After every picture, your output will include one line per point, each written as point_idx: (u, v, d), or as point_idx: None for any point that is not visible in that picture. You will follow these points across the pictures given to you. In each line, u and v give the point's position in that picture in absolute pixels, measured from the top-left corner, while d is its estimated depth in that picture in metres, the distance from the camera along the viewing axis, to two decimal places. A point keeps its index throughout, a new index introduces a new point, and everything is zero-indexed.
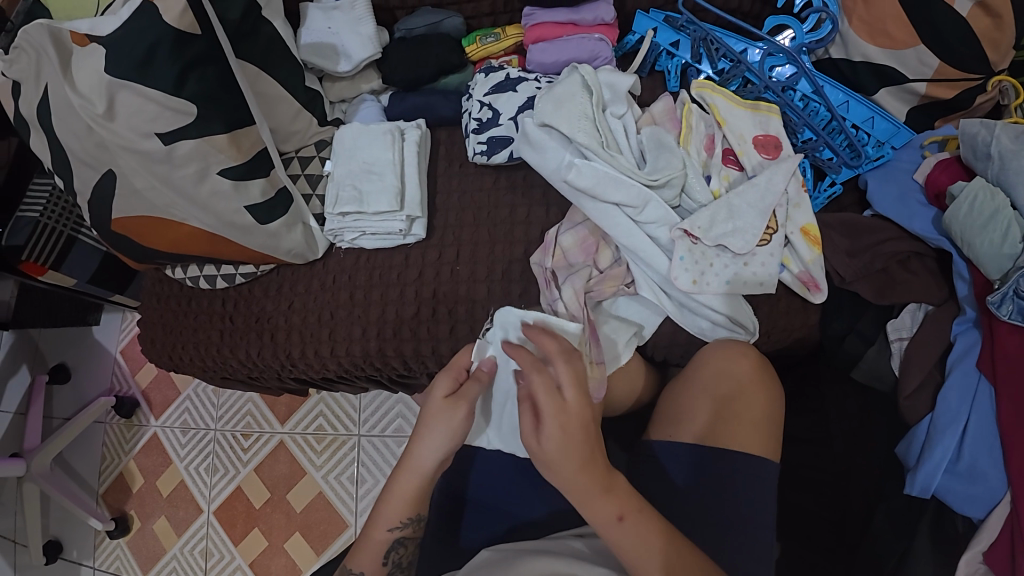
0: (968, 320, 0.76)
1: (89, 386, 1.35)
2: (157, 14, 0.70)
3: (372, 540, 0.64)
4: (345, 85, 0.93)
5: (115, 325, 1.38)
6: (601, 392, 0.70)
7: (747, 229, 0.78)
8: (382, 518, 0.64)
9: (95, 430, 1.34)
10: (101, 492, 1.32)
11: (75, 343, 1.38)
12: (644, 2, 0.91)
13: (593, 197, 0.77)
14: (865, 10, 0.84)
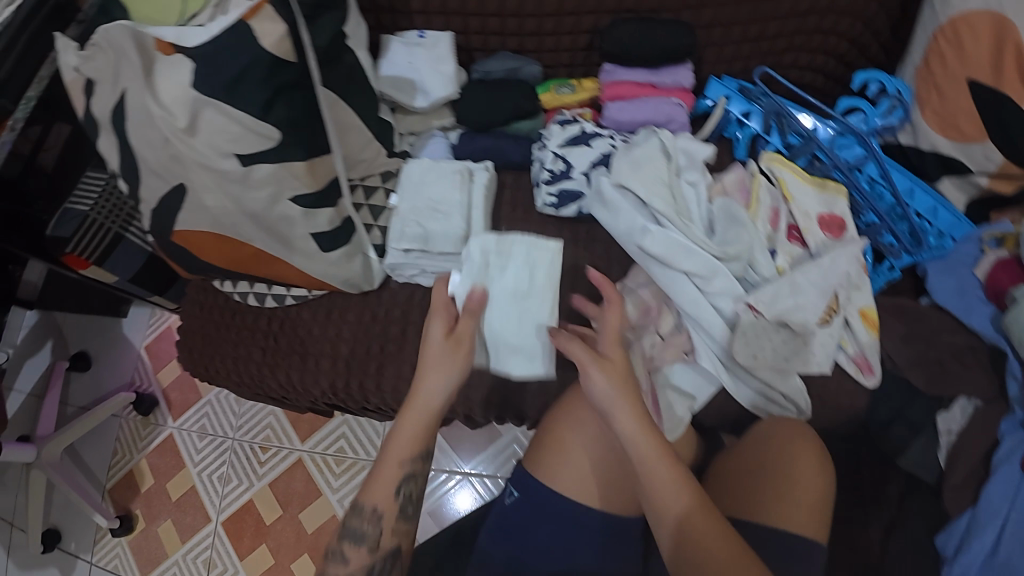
0: (1017, 421, 0.77)
1: (109, 378, 1.33)
2: (254, 38, 0.70)
3: (384, 474, 0.68)
4: (417, 119, 0.94)
5: (142, 319, 1.36)
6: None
7: (808, 308, 0.80)
8: (393, 451, 0.68)
9: (110, 424, 1.32)
10: (107, 487, 1.29)
11: (99, 333, 1.36)
12: (720, 69, 0.93)
13: (664, 264, 0.77)
14: (939, 103, 0.84)
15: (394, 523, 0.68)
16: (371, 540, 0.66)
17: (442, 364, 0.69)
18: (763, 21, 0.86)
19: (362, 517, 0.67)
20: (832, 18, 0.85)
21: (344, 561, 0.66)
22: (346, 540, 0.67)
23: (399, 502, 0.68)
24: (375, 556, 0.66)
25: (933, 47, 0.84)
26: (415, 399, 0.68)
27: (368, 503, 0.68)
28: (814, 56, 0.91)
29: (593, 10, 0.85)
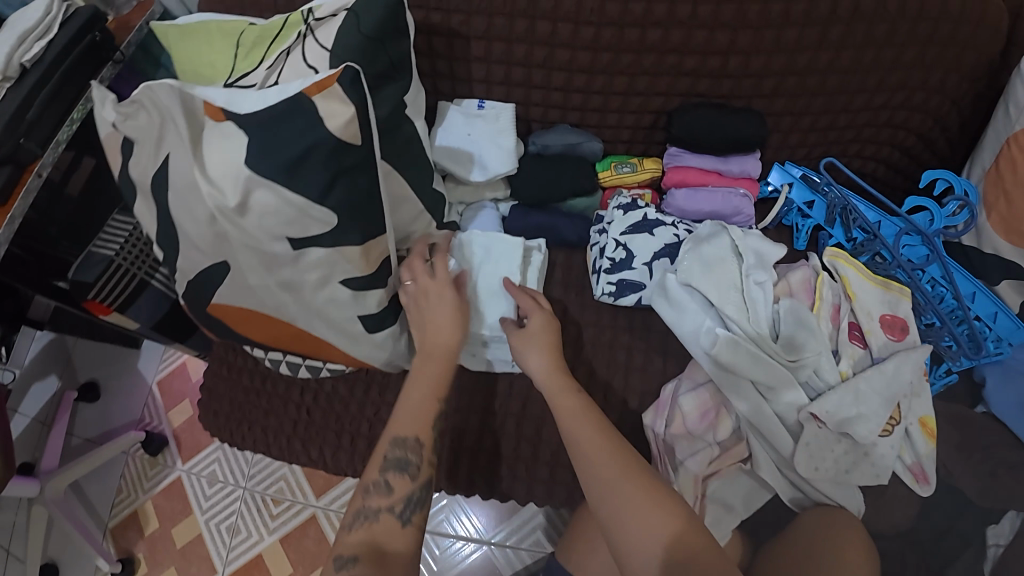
0: None
1: (118, 412, 1.21)
2: (319, 119, 0.66)
3: (416, 403, 0.73)
4: (469, 190, 0.89)
5: (155, 354, 1.25)
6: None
7: (872, 420, 0.76)
8: (424, 378, 0.74)
9: (115, 461, 1.19)
10: (110, 526, 1.16)
11: (109, 363, 1.24)
12: (783, 154, 0.90)
13: (728, 369, 0.75)
14: (1006, 207, 0.82)
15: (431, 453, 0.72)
16: (414, 468, 0.69)
17: (448, 309, 0.75)
18: (835, 112, 0.84)
19: (404, 447, 0.70)
20: (904, 112, 0.84)
21: (388, 493, 0.68)
22: (390, 470, 0.69)
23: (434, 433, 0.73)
24: (415, 483, 0.69)
25: (1004, 151, 0.81)
26: (431, 343, 0.75)
27: (408, 435, 0.71)
28: (880, 148, 0.89)
29: (664, 91, 0.82)
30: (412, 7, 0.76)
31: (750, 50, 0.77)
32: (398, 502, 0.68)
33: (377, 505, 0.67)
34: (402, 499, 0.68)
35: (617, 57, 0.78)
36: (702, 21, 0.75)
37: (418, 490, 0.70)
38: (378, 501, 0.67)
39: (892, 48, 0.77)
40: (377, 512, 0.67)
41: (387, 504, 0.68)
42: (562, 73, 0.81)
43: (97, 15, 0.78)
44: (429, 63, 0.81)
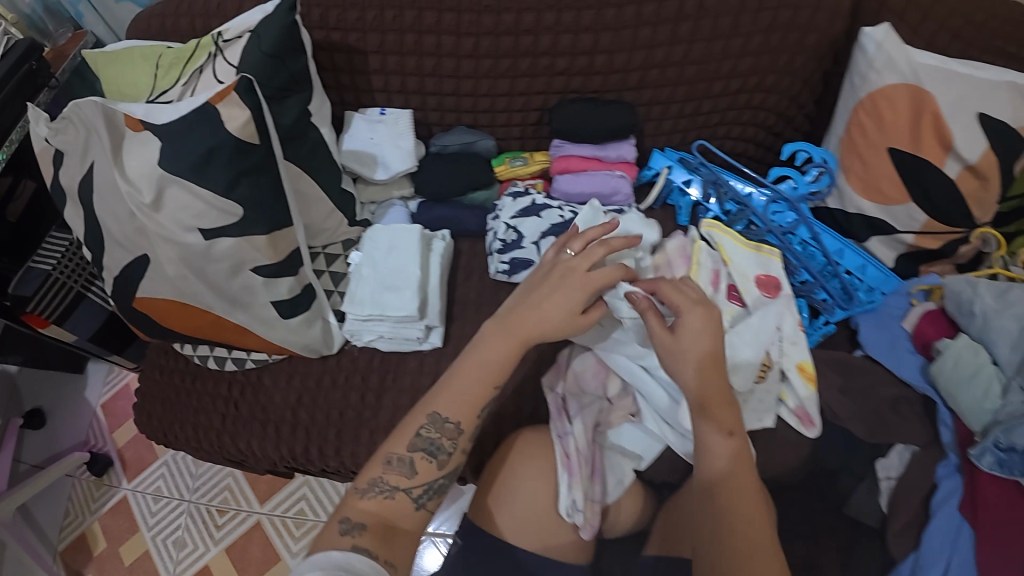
0: (952, 465, 0.81)
1: (63, 436, 1.25)
2: (221, 122, 0.75)
3: (472, 391, 0.68)
4: (378, 189, 0.99)
5: (99, 377, 1.31)
6: (592, 533, 0.75)
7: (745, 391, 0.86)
8: (492, 373, 0.69)
9: (61, 484, 1.24)
10: (59, 550, 1.20)
11: (56, 389, 1.28)
12: (662, 141, 1.00)
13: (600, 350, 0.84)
14: (862, 169, 0.92)
15: (465, 441, 0.69)
16: (444, 455, 0.67)
17: (569, 304, 0.69)
18: (699, 99, 0.95)
19: (440, 430, 0.68)
20: (761, 94, 0.94)
21: (410, 474, 0.66)
22: (418, 450, 0.67)
23: (477, 423, 0.69)
24: (442, 472, 0.67)
25: (853, 118, 0.92)
26: (530, 327, 0.69)
27: (449, 418, 0.68)
28: (745, 128, 0.99)
29: (543, 90, 0.93)
30: (314, 28, 0.86)
31: (611, 49, 0.89)
32: (418, 486, 0.66)
33: (396, 483, 0.65)
34: (423, 484, 0.66)
35: (497, 62, 0.90)
36: (567, 26, 0.86)
37: (443, 478, 0.68)
38: (397, 479, 0.65)
39: (738, 38, 0.88)
40: (394, 490, 0.65)
41: (405, 485, 0.66)
42: (452, 79, 0.91)
43: (35, 47, 0.90)
44: (334, 77, 0.91)
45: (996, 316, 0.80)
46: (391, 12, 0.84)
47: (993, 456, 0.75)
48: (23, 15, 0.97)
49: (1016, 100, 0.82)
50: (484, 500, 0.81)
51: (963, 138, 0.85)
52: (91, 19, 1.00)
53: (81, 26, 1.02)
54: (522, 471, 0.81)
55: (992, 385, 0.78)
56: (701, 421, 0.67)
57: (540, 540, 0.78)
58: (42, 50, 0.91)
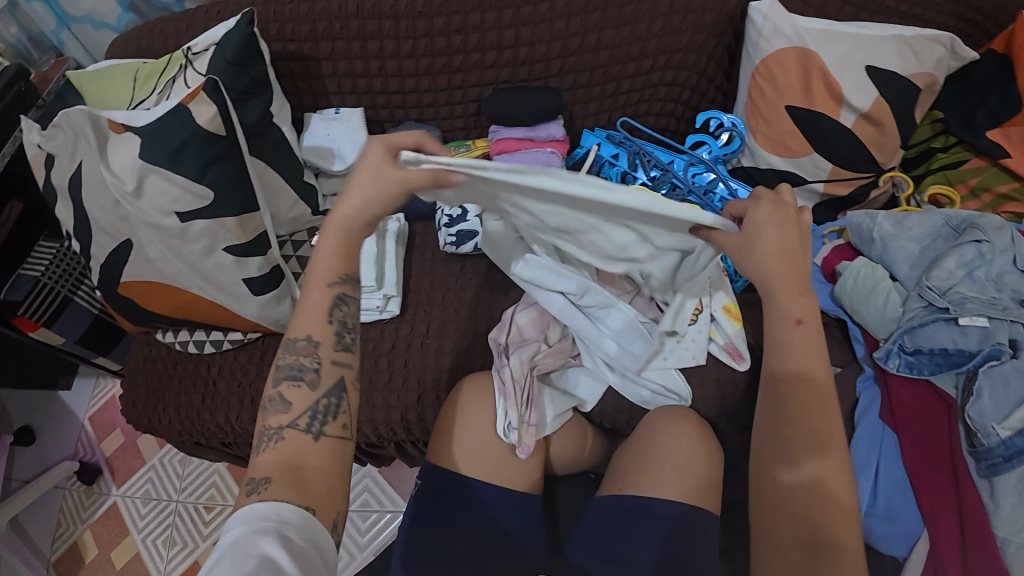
0: (869, 377, 0.89)
1: (52, 450, 1.33)
2: (191, 117, 0.85)
3: (312, 299, 0.63)
4: (336, 181, 1.10)
5: (87, 390, 1.40)
6: (528, 451, 0.81)
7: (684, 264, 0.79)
8: (320, 272, 0.63)
9: (52, 496, 1.31)
10: (53, 561, 1.26)
11: (44, 407, 1.38)
12: (590, 122, 1.13)
13: (539, 286, 0.89)
14: (766, 128, 1.03)
15: (333, 353, 0.62)
16: (311, 374, 0.60)
17: (375, 163, 0.62)
18: (616, 81, 1.06)
19: (296, 352, 0.61)
20: (671, 72, 1.05)
21: (285, 409, 0.59)
22: (283, 380, 0.60)
23: (333, 330, 0.63)
24: (318, 393, 0.60)
25: (752, 84, 1.02)
26: (335, 217, 0.63)
27: (300, 337, 0.62)
28: (664, 104, 1.10)
29: (477, 83, 1.05)
30: (272, 41, 0.98)
31: (532, 40, 0.99)
32: (302, 415, 0.59)
33: (277, 424, 0.59)
34: (306, 410, 0.59)
35: (434, 61, 1.01)
36: (491, 24, 0.97)
37: (326, 398, 0.60)
38: (277, 419, 0.59)
39: (643, 22, 0.98)
40: (278, 431, 0.58)
41: (288, 421, 0.58)
42: (396, 78, 1.04)
43: (23, 71, 1.05)
44: (293, 84, 1.04)
45: (893, 238, 0.89)
46: (338, 22, 0.96)
47: (900, 358, 0.83)
48: (10, 45, 1.12)
49: (903, 51, 0.95)
50: (439, 440, 0.83)
51: (854, 90, 0.96)
52: (72, 46, 1.17)
53: (62, 53, 1.18)
54: (473, 410, 0.84)
55: (891, 295, 0.85)
56: (772, 305, 0.67)
57: (489, 471, 0.80)
58: (28, 74, 1.06)
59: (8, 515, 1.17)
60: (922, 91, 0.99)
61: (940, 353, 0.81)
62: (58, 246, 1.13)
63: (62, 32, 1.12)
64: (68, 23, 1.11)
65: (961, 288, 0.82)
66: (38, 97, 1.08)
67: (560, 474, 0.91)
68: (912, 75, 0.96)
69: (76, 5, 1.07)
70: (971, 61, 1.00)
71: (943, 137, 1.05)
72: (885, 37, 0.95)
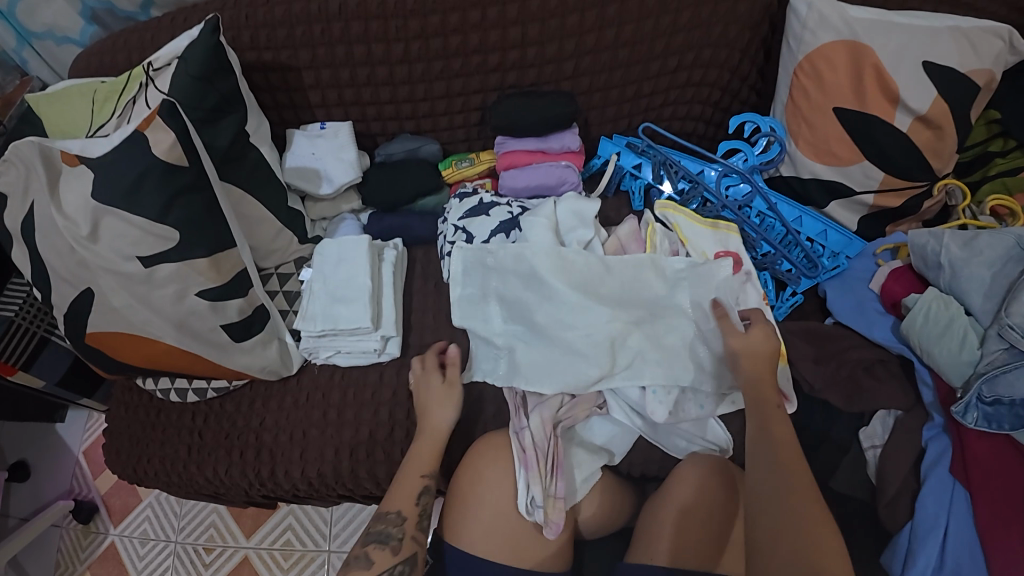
0: (937, 426, 0.78)
1: (47, 486, 1.24)
2: (147, 147, 0.73)
3: (405, 482, 0.73)
4: (326, 205, 0.99)
5: (79, 425, 1.30)
6: (556, 531, 0.72)
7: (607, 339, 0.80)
8: (414, 465, 0.74)
9: (49, 535, 1.23)
10: None
11: (35, 442, 1.25)
12: (608, 129, 1.00)
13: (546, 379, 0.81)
14: (810, 133, 0.90)
15: (415, 528, 0.71)
16: (396, 541, 0.69)
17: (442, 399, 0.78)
18: (637, 82, 0.93)
19: (384, 521, 0.71)
20: (700, 70, 0.91)
21: (368, 566, 0.67)
22: (371, 543, 0.69)
23: (418, 510, 0.72)
24: (397, 558, 0.68)
25: (794, 83, 0.89)
26: (428, 426, 0.77)
27: (390, 509, 0.71)
28: (691, 107, 0.97)
29: (479, 89, 0.93)
30: (246, 50, 0.86)
31: (541, 40, 0.86)
32: (378, 574, 0.67)
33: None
34: (384, 572, 0.67)
35: (429, 66, 0.89)
36: (494, 22, 0.84)
37: (402, 564, 0.68)
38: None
39: (668, 15, 0.85)
40: None
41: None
42: (386, 87, 0.91)
43: None
44: (272, 97, 0.92)
45: (963, 265, 0.77)
46: (317, 27, 0.84)
47: (979, 411, 0.71)
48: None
49: (960, 45, 0.82)
50: (458, 512, 0.75)
51: (909, 89, 0.84)
52: (36, 65, 1.01)
53: (26, 72, 1.03)
54: (491, 478, 0.76)
55: (967, 335, 0.74)
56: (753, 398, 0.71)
57: (510, 550, 0.73)
58: None
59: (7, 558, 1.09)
60: (980, 90, 0.84)
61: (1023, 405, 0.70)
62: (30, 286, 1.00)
63: (22, 49, 0.97)
64: (29, 40, 0.96)
65: None
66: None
67: (588, 537, 0.82)
68: (970, 73, 0.83)
69: (35, 18, 0.92)
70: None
71: (1000, 140, 0.92)
72: (941, 28, 0.82)
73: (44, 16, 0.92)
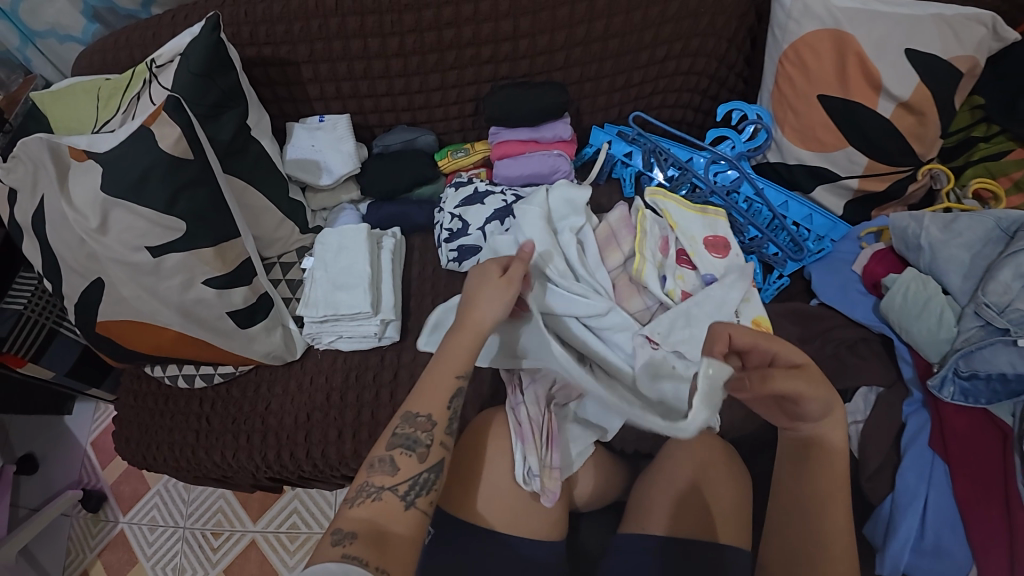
0: (917, 401, 0.81)
1: (58, 475, 1.29)
2: (154, 141, 0.77)
3: (439, 384, 0.68)
4: (326, 195, 1.02)
5: (87, 415, 1.34)
6: (553, 498, 0.76)
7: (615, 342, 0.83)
8: (450, 362, 0.68)
9: (60, 524, 1.27)
10: None
11: (45, 432, 1.32)
12: (599, 118, 1.02)
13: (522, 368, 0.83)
14: (796, 120, 0.92)
15: (444, 433, 0.67)
16: (423, 448, 0.65)
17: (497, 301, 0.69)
18: (627, 71, 0.95)
19: (414, 425, 0.66)
20: (688, 59, 0.94)
21: (392, 472, 0.64)
22: (397, 447, 0.65)
23: (449, 414, 0.68)
24: (424, 465, 0.65)
25: (780, 72, 0.92)
26: (471, 319, 0.69)
27: (421, 413, 0.67)
28: (680, 95, 0.99)
29: (473, 81, 0.95)
30: (245, 47, 0.88)
31: (532, 31, 0.89)
32: (403, 482, 0.63)
33: (381, 484, 0.63)
34: (408, 479, 0.64)
35: (425, 58, 0.91)
36: (486, 14, 0.86)
37: (428, 471, 0.65)
38: (382, 479, 0.63)
39: (656, 6, 0.87)
40: (380, 491, 0.62)
41: (391, 482, 0.63)
42: (383, 80, 0.94)
43: None
44: (271, 91, 0.94)
45: (942, 246, 0.80)
46: (315, 22, 0.86)
47: (955, 385, 0.75)
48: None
49: (944, 32, 0.84)
50: (456, 487, 0.79)
51: (892, 76, 0.85)
52: (40, 64, 1.04)
53: (30, 70, 1.07)
54: (486, 454, 0.80)
55: (944, 314, 0.76)
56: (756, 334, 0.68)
57: (511, 522, 0.77)
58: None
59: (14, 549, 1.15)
60: (964, 77, 0.86)
61: (998, 379, 0.73)
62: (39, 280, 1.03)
63: (26, 48, 1.01)
64: (32, 38, 1.00)
65: (1022, 304, 0.72)
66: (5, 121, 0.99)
67: (583, 511, 0.86)
68: (954, 59, 0.84)
69: (38, 17, 0.95)
70: (1012, 41, 0.88)
71: (983, 125, 0.92)
72: (923, 16, 0.83)
73: (47, 15, 0.95)
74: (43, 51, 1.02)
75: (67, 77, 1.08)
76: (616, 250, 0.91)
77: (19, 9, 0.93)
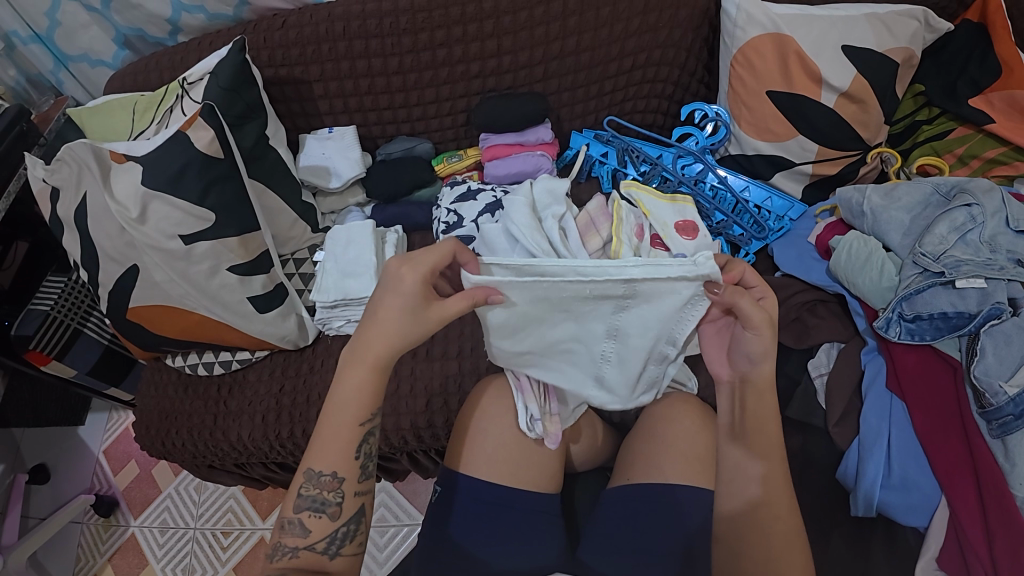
0: (873, 349, 0.89)
1: (67, 487, 1.32)
2: (190, 142, 0.88)
3: (339, 437, 0.63)
4: (335, 199, 1.15)
5: (100, 425, 1.40)
6: (557, 440, 0.82)
7: (656, 312, 0.71)
8: (348, 412, 0.63)
9: (70, 532, 1.30)
10: None
11: (56, 444, 1.33)
12: (577, 124, 1.15)
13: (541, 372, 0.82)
14: (750, 115, 1.04)
15: (355, 486, 0.65)
16: (333, 508, 0.63)
17: (406, 319, 0.63)
18: (599, 81, 1.08)
19: (319, 486, 0.63)
20: (653, 68, 1.07)
21: (304, 533, 0.63)
22: (304, 510, 0.63)
23: (358, 464, 0.65)
24: (338, 522, 0.64)
25: (732, 74, 1.04)
26: (365, 351, 0.63)
27: (324, 471, 0.63)
28: (649, 101, 1.13)
29: (464, 93, 1.08)
30: (264, 68, 1.02)
31: (514, 48, 1.02)
32: (320, 539, 0.63)
33: (295, 544, 0.63)
34: (324, 536, 0.63)
35: (421, 75, 1.04)
36: (473, 35, 1.00)
37: (345, 525, 0.64)
38: (295, 540, 0.63)
39: (620, 22, 1.01)
40: (295, 550, 0.62)
41: (306, 543, 0.63)
42: (385, 95, 1.07)
43: (23, 111, 1.07)
44: (286, 107, 1.07)
45: (882, 210, 0.89)
46: (327, 45, 0.99)
47: (900, 326, 0.83)
48: (10, 87, 1.15)
49: (877, 29, 0.97)
50: (455, 445, 0.84)
51: (831, 70, 0.98)
52: (71, 85, 1.18)
53: (60, 92, 1.20)
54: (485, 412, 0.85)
55: (885, 266, 0.86)
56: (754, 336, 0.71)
57: (511, 475, 0.81)
58: (28, 113, 1.08)
59: (25, 555, 1.16)
60: (900, 66, 0.99)
61: (940, 318, 0.81)
62: (66, 280, 1.13)
63: (60, 71, 1.15)
64: (65, 63, 1.13)
65: (955, 252, 0.82)
66: (39, 136, 1.09)
67: (578, 471, 0.92)
68: (888, 51, 0.98)
69: (73, 43, 1.09)
70: (945, 31, 1.01)
71: (926, 110, 1.04)
72: (857, 16, 0.98)
73: (81, 41, 1.09)
74: (73, 73, 1.16)
75: (94, 98, 1.21)
76: (595, 235, 0.98)
77: (57, 37, 1.08)
